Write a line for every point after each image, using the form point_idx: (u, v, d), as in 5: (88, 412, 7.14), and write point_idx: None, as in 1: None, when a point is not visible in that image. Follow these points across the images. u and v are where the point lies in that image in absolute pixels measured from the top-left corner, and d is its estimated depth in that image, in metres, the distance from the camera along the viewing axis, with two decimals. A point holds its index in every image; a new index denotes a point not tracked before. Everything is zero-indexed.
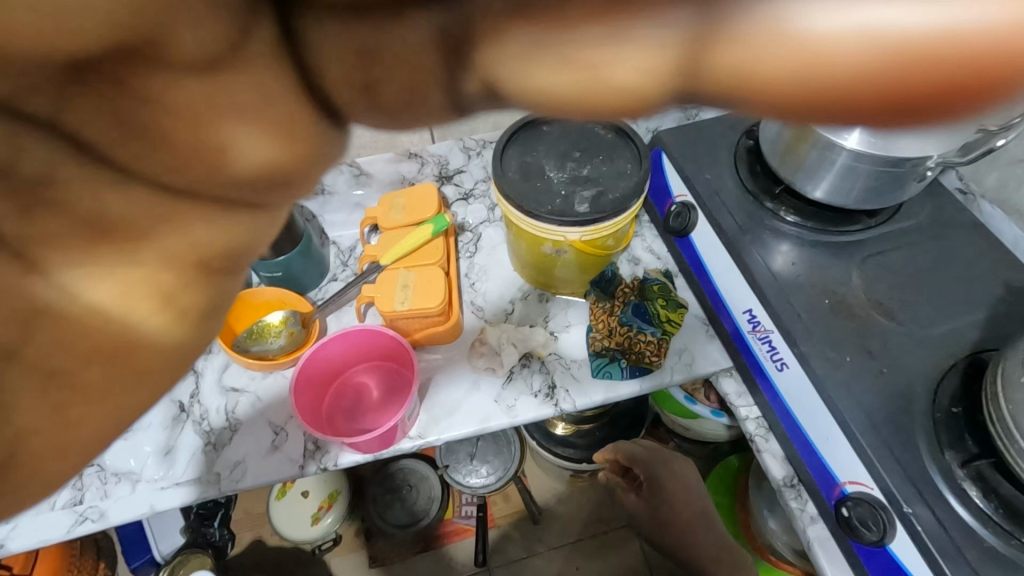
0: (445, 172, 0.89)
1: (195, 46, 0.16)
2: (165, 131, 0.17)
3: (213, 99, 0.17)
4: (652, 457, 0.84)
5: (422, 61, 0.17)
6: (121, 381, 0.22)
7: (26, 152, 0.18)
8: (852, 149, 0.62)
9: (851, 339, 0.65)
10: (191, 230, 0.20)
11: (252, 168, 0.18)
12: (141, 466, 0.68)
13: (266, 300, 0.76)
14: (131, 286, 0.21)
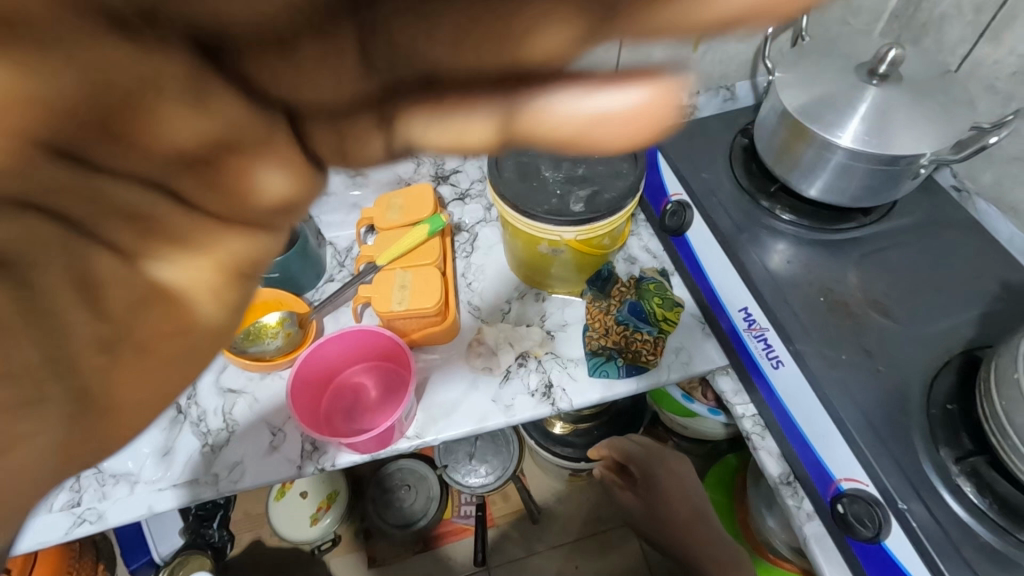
0: (441, 173, 0.90)
1: (262, 128, 0.23)
2: (223, 179, 0.24)
3: (254, 160, 0.24)
4: (649, 454, 0.85)
5: (362, 126, 0.26)
6: (174, 358, 0.28)
7: (134, 192, 0.23)
8: (847, 148, 0.63)
9: (846, 336, 0.65)
10: (230, 243, 0.27)
11: (276, 201, 0.26)
12: (139, 467, 0.68)
13: (263, 301, 0.76)
14: (197, 280, 0.27)
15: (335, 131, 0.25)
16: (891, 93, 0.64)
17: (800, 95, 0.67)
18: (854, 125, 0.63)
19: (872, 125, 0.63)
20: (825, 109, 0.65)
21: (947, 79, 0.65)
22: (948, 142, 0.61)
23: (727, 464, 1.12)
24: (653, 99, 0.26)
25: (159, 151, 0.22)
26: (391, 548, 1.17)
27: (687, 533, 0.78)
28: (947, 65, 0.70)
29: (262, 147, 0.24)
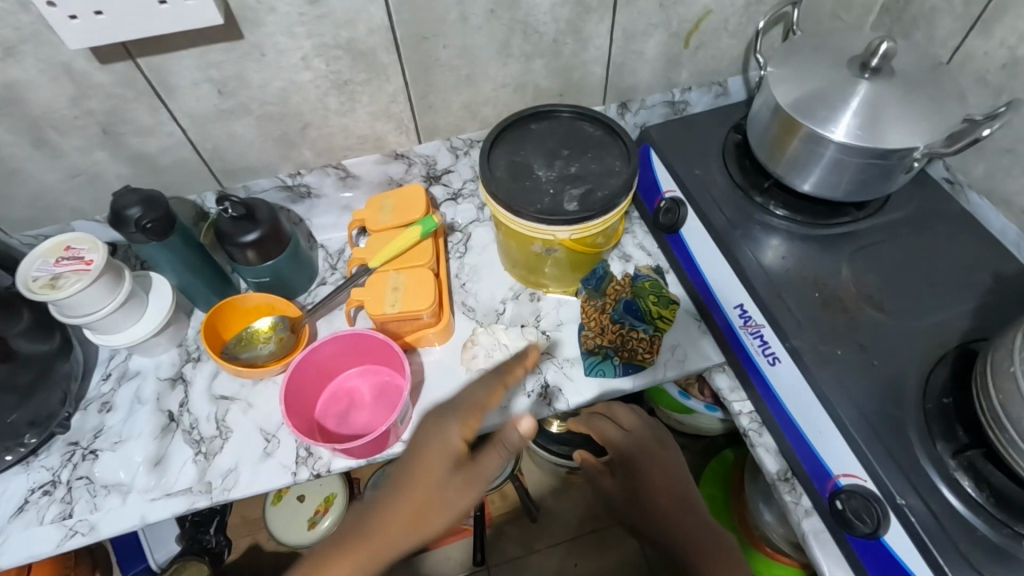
0: (433, 172, 0.85)
1: (432, 433, 0.62)
2: (419, 457, 0.61)
3: (422, 445, 0.62)
4: (630, 440, 0.75)
5: (445, 435, 0.61)
6: (411, 510, 0.59)
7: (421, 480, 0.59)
8: (839, 142, 0.63)
9: (842, 332, 0.65)
10: (429, 478, 0.59)
11: (441, 453, 0.60)
12: (131, 477, 0.67)
13: (255, 305, 0.76)
14: (421, 493, 0.59)
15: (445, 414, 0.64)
16: (883, 88, 0.64)
17: (792, 91, 0.66)
18: (848, 120, 0.63)
19: (865, 119, 0.63)
20: (819, 104, 0.64)
21: (939, 72, 0.65)
22: (939, 136, 0.61)
23: (722, 460, 1.12)
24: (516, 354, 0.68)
25: (420, 470, 0.60)
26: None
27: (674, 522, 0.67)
28: (939, 58, 0.69)
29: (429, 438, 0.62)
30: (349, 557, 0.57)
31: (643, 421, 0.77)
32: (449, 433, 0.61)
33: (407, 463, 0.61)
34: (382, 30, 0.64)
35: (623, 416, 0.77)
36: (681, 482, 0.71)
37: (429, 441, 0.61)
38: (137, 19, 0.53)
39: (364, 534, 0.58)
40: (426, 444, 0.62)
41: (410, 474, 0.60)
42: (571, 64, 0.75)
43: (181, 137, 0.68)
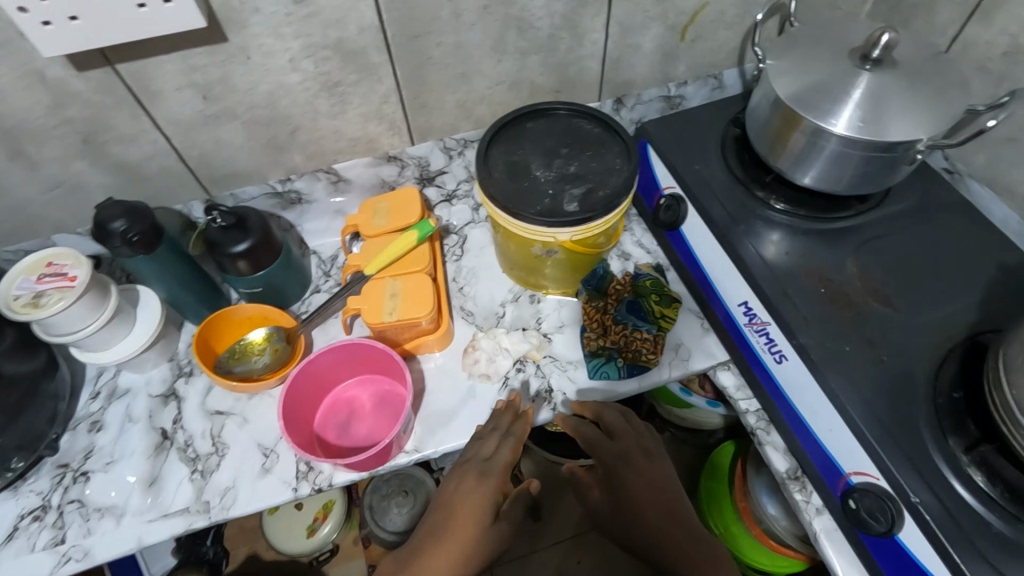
0: (426, 174, 0.82)
1: (466, 486, 0.62)
2: (455, 506, 0.60)
3: (457, 498, 0.61)
4: (615, 449, 0.69)
5: (478, 488, 0.61)
6: (455, 555, 0.57)
7: (462, 526, 0.59)
8: (841, 134, 0.62)
9: (848, 328, 0.64)
10: (467, 526, 0.59)
11: (477, 501, 0.61)
12: (125, 499, 0.65)
13: (247, 316, 0.73)
14: (461, 541, 0.58)
15: (473, 469, 0.63)
16: (884, 79, 0.63)
17: (793, 83, 0.65)
18: (849, 113, 0.62)
19: (868, 112, 0.62)
20: (822, 98, 0.63)
21: (940, 62, 0.64)
22: (945, 127, 0.60)
23: (725, 452, 1.11)
24: (509, 405, 0.68)
25: (461, 519, 0.59)
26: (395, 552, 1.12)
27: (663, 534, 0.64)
28: (939, 47, 0.68)
29: (465, 492, 0.61)
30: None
31: (627, 422, 0.71)
32: (483, 489, 0.61)
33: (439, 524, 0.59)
34: (373, 28, 0.61)
35: (612, 425, 0.70)
36: (669, 493, 0.67)
37: (463, 498, 0.61)
38: (116, 22, 0.50)
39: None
40: (464, 497, 0.61)
41: (447, 521, 0.59)
42: (566, 60, 0.73)
43: (166, 144, 0.66)
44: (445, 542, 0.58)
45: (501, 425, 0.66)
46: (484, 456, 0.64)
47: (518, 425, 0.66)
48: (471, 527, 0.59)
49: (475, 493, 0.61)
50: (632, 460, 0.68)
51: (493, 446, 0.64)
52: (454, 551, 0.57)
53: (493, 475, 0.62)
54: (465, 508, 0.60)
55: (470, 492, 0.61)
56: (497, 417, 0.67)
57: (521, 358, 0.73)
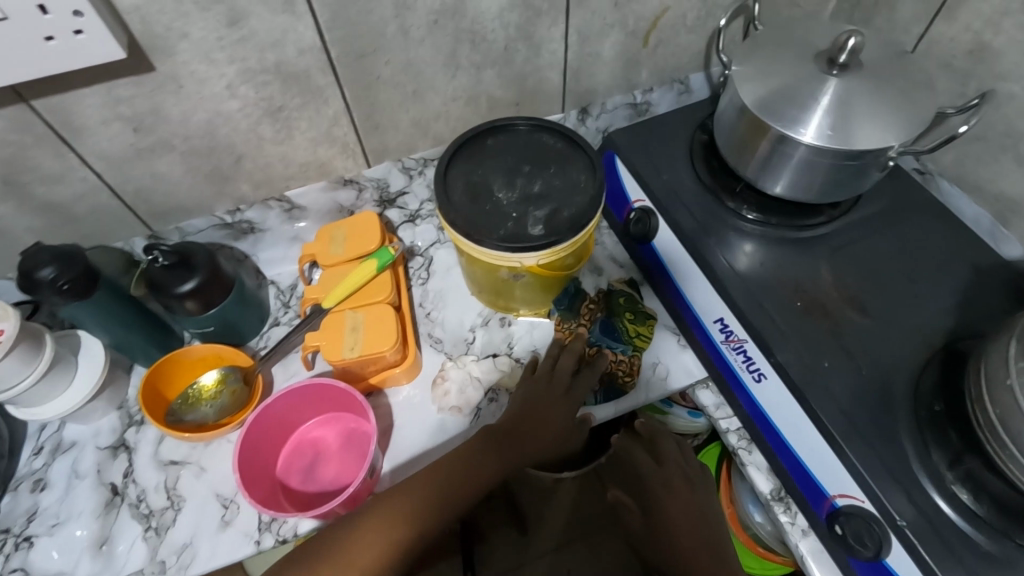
0: (386, 196, 0.78)
1: (520, 396, 0.66)
2: (507, 415, 0.65)
3: (514, 411, 0.65)
4: (659, 473, 0.77)
5: (529, 394, 0.66)
6: (473, 456, 0.61)
7: (501, 426, 0.64)
8: (810, 144, 0.60)
9: (827, 341, 0.62)
10: (501, 428, 0.64)
11: (522, 405, 0.65)
12: (74, 564, 0.61)
13: (200, 356, 0.69)
14: (488, 441, 0.62)
15: (533, 383, 0.67)
16: (851, 83, 0.60)
17: (759, 89, 0.63)
18: (818, 120, 0.60)
19: (837, 119, 0.59)
20: (789, 105, 0.61)
21: (907, 62, 0.62)
22: (915, 132, 0.58)
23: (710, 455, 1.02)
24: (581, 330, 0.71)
25: (488, 429, 0.64)
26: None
27: (686, 550, 0.70)
28: (904, 46, 0.67)
29: (520, 399, 0.66)
30: (401, 490, 0.58)
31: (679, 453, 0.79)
32: (540, 403, 0.65)
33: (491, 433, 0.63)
34: (314, 49, 0.57)
35: (661, 450, 0.79)
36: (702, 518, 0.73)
37: (519, 408, 0.65)
38: (24, 57, 0.46)
39: (413, 486, 0.59)
40: (517, 404, 0.65)
41: (482, 437, 0.63)
42: (524, 72, 0.70)
43: (96, 180, 0.61)
44: (476, 442, 0.62)
45: (570, 350, 0.69)
46: (568, 375, 0.67)
47: (580, 340, 0.70)
48: (505, 443, 0.63)
49: (533, 406, 0.65)
50: (671, 483, 0.75)
51: (564, 363, 0.68)
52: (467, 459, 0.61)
53: (554, 389, 0.67)
54: (505, 422, 0.64)
55: (520, 399, 0.66)
56: (565, 345, 0.70)
57: (495, 387, 0.70)
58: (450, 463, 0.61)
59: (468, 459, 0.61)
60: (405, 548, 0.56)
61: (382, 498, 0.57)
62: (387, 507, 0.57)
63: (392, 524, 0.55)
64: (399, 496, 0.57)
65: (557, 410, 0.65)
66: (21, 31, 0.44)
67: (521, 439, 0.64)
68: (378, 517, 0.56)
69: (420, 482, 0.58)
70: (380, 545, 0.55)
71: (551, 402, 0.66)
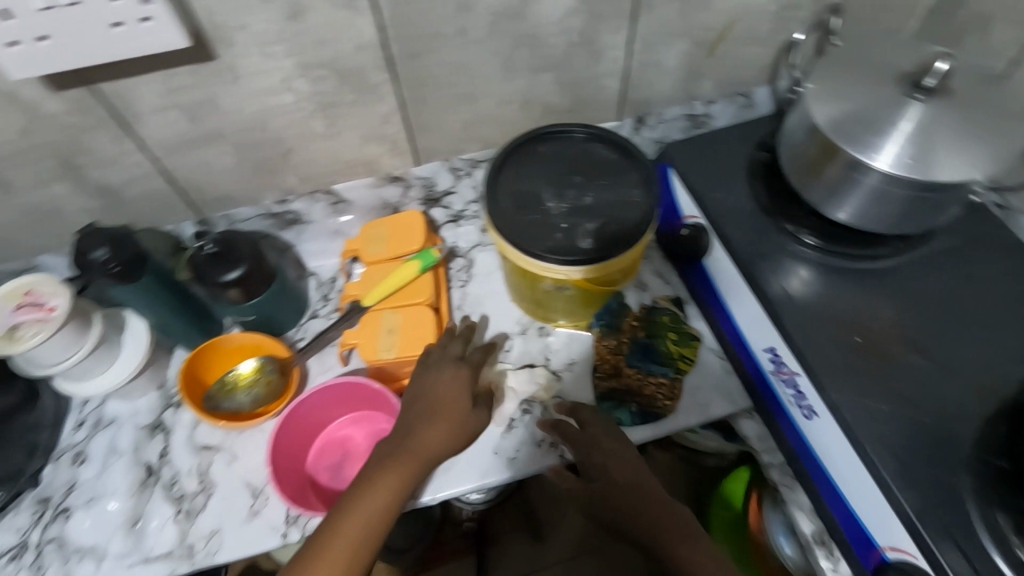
0: (432, 195, 0.77)
1: (428, 373, 0.62)
2: (416, 390, 0.61)
3: (415, 391, 0.61)
4: (592, 451, 0.61)
5: (424, 371, 0.62)
6: (418, 416, 0.58)
7: (419, 396, 0.60)
8: (883, 171, 0.56)
9: (887, 383, 0.59)
10: (428, 391, 0.60)
11: (437, 377, 0.61)
12: (107, 540, 0.62)
13: (239, 345, 0.69)
14: (422, 405, 0.59)
15: (424, 361, 0.64)
16: (934, 110, 0.56)
17: (831, 110, 0.59)
18: (894, 148, 0.56)
19: (917, 147, 0.55)
20: (864, 130, 0.57)
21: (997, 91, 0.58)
22: (1001, 167, 0.55)
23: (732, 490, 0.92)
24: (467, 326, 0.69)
25: (429, 390, 0.60)
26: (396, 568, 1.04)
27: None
28: (995, 71, 0.62)
29: (429, 370, 0.62)
30: (384, 471, 0.54)
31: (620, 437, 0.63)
32: (440, 378, 0.61)
33: (419, 415, 0.58)
34: (372, 46, 0.56)
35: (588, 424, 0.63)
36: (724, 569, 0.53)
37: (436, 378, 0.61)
38: (91, 45, 0.46)
39: (384, 452, 0.56)
40: (437, 375, 0.62)
41: (420, 401, 0.59)
42: (582, 78, 0.68)
43: (151, 165, 0.61)
44: (416, 407, 0.59)
45: (459, 334, 0.67)
46: (459, 354, 0.64)
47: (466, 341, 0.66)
48: (440, 402, 0.59)
49: (455, 389, 0.60)
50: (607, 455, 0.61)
51: (453, 343, 0.65)
52: (412, 420, 0.58)
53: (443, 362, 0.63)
54: (415, 393, 0.60)
55: (431, 369, 0.62)
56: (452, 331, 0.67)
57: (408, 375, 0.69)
58: (402, 429, 0.58)
59: (411, 421, 0.58)
60: (388, 516, 0.53)
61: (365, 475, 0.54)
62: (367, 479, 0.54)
63: (375, 494, 0.53)
64: (378, 476, 0.54)
65: (470, 388, 0.61)
66: (87, 18, 0.44)
67: (448, 403, 0.59)
68: (363, 506, 0.52)
69: (390, 469, 0.54)
70: (366, 520, 0.52)
71: (454, 376, 0.61)
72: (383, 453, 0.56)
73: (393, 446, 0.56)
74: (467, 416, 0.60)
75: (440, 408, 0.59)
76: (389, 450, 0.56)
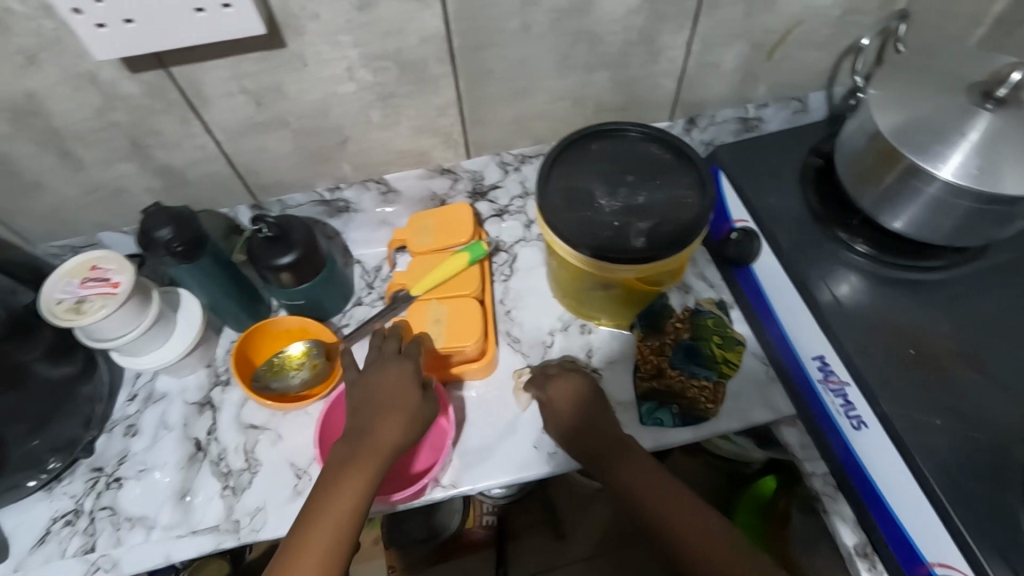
0: (478, 188, 0.78)
1: (366, 373, 0.60)
2: (358, 390, 0.58)
3: (355, 393, 0.58)
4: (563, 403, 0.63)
5: (363, 374, 0.60)
6: (368, 412, 0.56)
7: (360, 399, 0.57)
8: (946, 181, 0.55)
9: (940, 398, 0.58)
10: (371, 387, 0.58)
11: (377, 375, 0.59)
12: (156, 511, 0.64)
13: (287, 328, 0.71)
14: (367, 404, 0.56)
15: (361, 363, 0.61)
16: (1004, 121, 0.55)
17: (894, 117, 0.58)
18: (959, 158, 0.55)
19: (984, 158, 0.54)
20: (928, 138, 0.56)
21: None
22: None
23: (749, 501, 0.89)
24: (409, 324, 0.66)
25: (371, 385, 0.58)
26: (412, 554, 1.04)
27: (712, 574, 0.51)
28: None
29: (370, 369, 0.60)
30: (342, 473, 0.51)
31: (592, 395, 0.63)
32: (386, 373, 0.59)
33: (370, 412, 0.56)
34: (436, 38, 0.57)
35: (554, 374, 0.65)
36: (723, 535, 0.52)
37: (381, 374, 0.58)
38: (172, 29, 0.47)
39: (341, 452, 0.53)
40: (375, 370, 0.59)
41: (363, 402, 0.57)
42: (638, 77, 0.68)
43: (214, 149, 0.63)
44: (362, 405, 0.57)
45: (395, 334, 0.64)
46: (394, 351, 0.62)
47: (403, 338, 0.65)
48: (388, 395, 0.57)
49: (401, 380, 0.58)
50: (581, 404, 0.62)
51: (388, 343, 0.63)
52: (359, 419, 0.55)
53: (382, 361, 0.60)
54: (358, 395, 0.58)
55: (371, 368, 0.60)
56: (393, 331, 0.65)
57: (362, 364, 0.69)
58: (353, 428, 0.55)
59: (359, 419, 0.55)
60: (357, 515, 0.50)
61: (326, 481, 0.51)
62: (325, 485, 0.51)
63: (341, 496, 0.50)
64: (340, 479, 0.51)
65: (418, 377, 0.59)
66: (173, 3, 0.45)
67: (392, 392, 0.57)
68: (328, 513, 0.50)
69: (347, 470, 0.52)
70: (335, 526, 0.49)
71: (391, 370, 0.59)
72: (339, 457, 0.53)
73: (348, 449, 0.53)
74: (418, 404, 0.58)
75: (390, 398, 0.57)
76: (345, 453, 0.53)
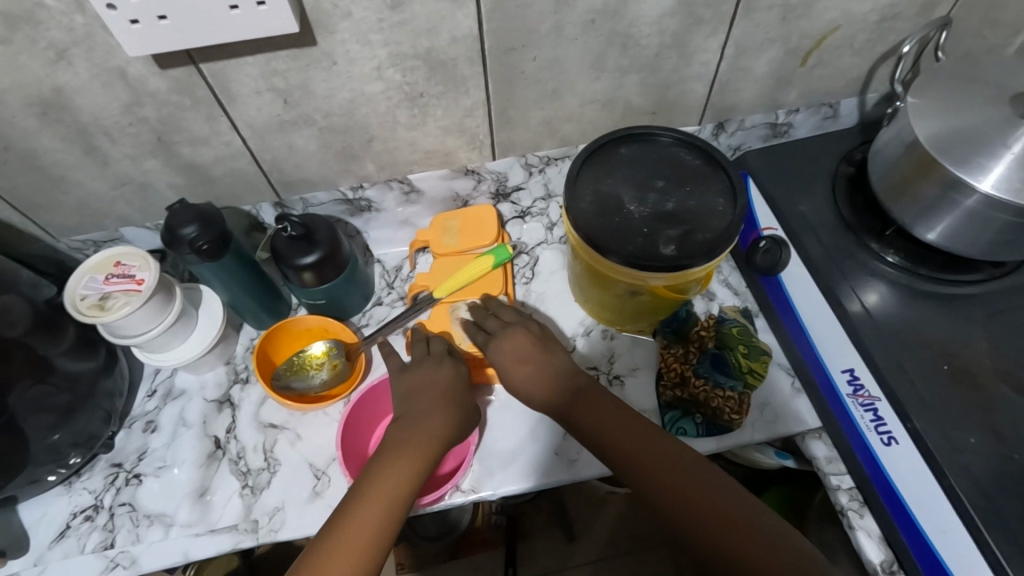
0: (501, 189, 0.77)
1: (410, 371, 0.60)
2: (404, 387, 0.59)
3: (402, 389, 0.59)
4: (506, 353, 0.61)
5: (409, 372, 0.60)
6: (415, 406, 0.56)
7: (408, 393, 0.58)
8: (986, 194, 0.54)
9: (973, 415, 0.57)
10: (416, 382, 0.58)
11: (422, 372, 0.59)
12: (175, 508, 0.64)
13: (307, 327, 0.71)
14: (414, 398, 0.57)
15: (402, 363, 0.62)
16: None
17: (934, 127, 0.57)
18: (1001, 170, 0.53)
19: None
20: (969, 149, 0.55)
21: None
22: None
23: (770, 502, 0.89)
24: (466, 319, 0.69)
25: (416, 382, 0.58)
26: (423, 552, 1.05)
27: (733, 541, 0.44)
28: None
29: (415, 367, 0.60)
30: (387, 462, 0.50)
31: (537, 344, 0.60)
32: (435, 369, 0.59)
33: (417, 407, 0.55)
34: (468, 38, 0.56)
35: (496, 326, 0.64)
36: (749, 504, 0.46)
37: (430, 370, 0.59)
38: (206, 26, 0.46)
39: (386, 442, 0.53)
40: (421, 368, 0.60)
41: (409, 397, 0.57)
42: (670, 81, 0.66)
43: (240, 146, 0.62)
44: (408, 400, 0.57)
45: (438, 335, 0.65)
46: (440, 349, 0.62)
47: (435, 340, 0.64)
48: (433, 389, 0.57)
49: (450, 382, 0.58)
50: (524, 350, 0.60)
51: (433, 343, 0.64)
52: (405, 413, 0.55)
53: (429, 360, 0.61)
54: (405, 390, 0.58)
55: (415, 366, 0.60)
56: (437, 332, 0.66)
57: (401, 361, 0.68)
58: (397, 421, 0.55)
59: (404, 412, 0.56)
60: (401, 503, 0.48)
61: (371, 468, 0.50)
62: (370, 473, 0.50)
63: (385, 483, 0.49)
64: (385, 468, 0.50)
65: (461, 378, 0.60)
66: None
67: (436, 387, 0.57)
68: (372, 501, 0.47)
69: (392, 458, 0.50)
70: (379, 511, 0.47)
71: (437, 366, 0.60)
72: (383, 447, 0.52)
73: (395, 436, 0.53)
74: (464, 403, 0.58)
75: (438, 397, 0.57)
76: (390, 442, 0.52)
